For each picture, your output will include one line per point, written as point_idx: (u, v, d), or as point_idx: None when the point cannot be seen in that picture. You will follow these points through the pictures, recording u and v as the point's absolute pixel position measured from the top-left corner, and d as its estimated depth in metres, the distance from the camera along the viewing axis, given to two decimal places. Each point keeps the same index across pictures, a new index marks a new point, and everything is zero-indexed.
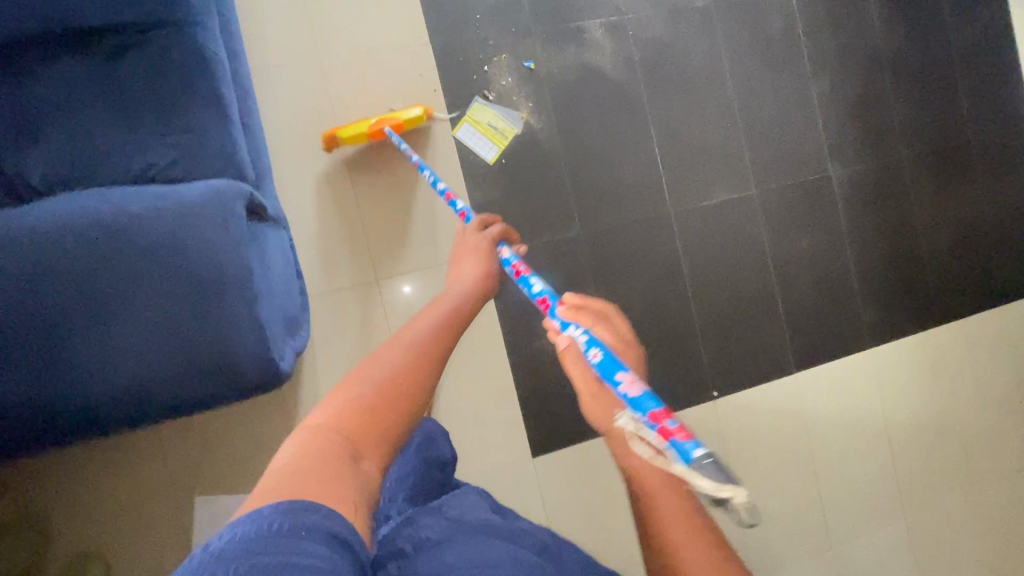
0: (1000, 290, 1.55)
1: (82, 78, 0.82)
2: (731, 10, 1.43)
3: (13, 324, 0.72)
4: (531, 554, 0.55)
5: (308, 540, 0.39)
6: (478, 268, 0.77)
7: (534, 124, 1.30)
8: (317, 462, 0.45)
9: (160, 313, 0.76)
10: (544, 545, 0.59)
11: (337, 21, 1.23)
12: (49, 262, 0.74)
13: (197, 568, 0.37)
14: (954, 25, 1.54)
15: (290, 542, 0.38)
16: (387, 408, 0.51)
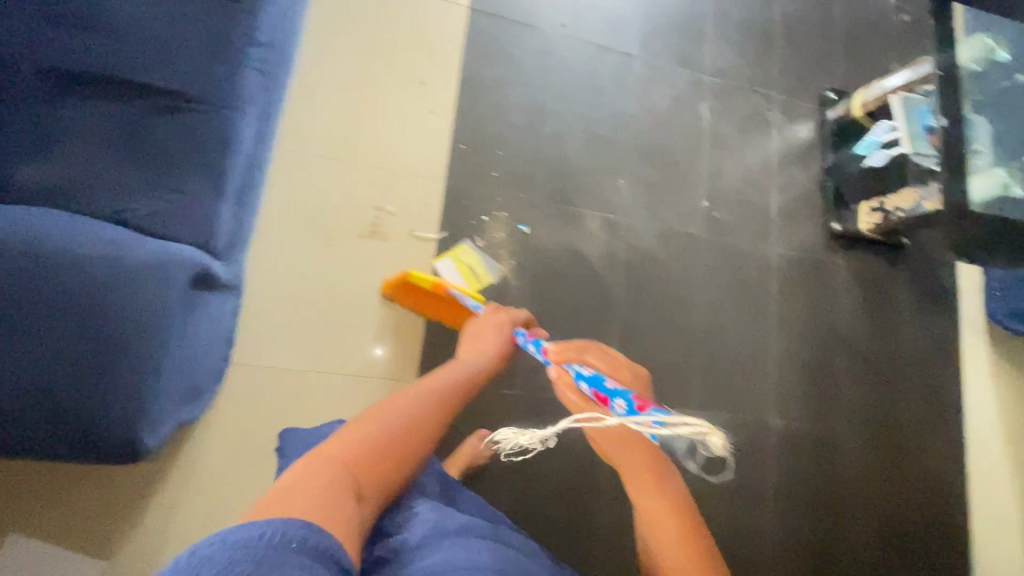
0: None
1: (111, 119, 0.89)
2: (717, 245, 1.58)
3: None
4: (498, 547, 0.77)
5: (294, 554, 0.52)
6: (493, 345, 1.05)
7: (512, 280, 1.37)
8: (327, 477, 0.63)
9: (46, 357, 0.73)
10: (506, 539, 0.82)
11: (372, 136, 1.35)
12: None
13: (184, 568, 0.48)
14: (904, 326, 1.71)
15: (277, 552, 0.51)
16: (392, 445, 0.72)
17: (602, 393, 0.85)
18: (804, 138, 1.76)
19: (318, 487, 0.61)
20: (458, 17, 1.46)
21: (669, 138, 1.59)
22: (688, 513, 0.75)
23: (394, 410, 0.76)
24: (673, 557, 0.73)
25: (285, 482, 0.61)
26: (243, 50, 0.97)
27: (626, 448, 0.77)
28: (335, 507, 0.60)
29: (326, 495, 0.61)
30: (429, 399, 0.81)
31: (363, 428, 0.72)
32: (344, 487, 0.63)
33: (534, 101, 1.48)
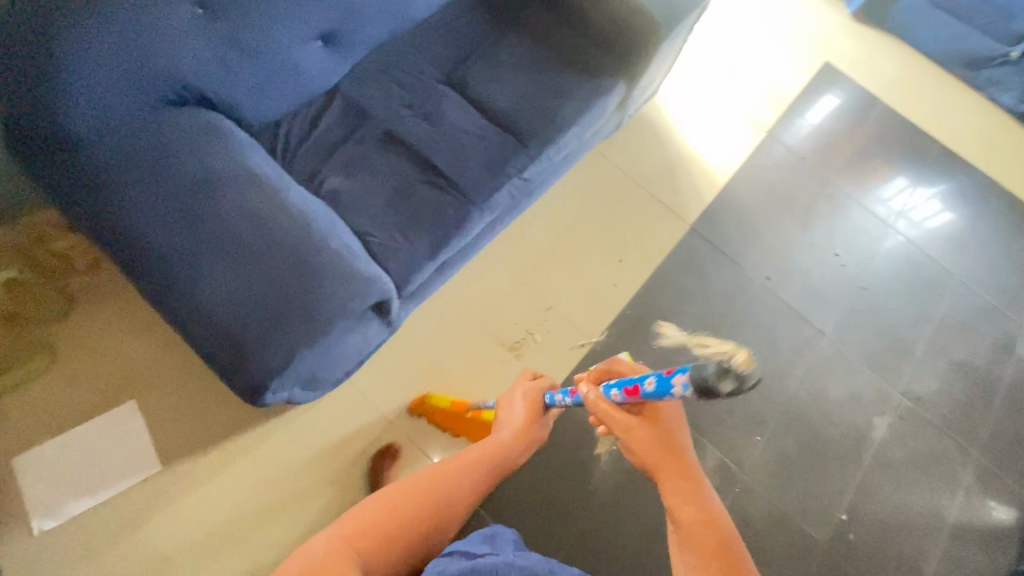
0: None
1: (402, 174, 1.19)
2: (838, 568, 1.35)
3: (205, 217, 0.94)
4: None
5: None
6: (516, 417, 1.04)
7: (603, 461, 1.35)
8: (312, 558, 0.73)
9: (257, 295, 0.91)
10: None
11: (559, 277, 1.53)
12: (259, 214, 0.97)
13: None
14: None
15: None
16: (377, 532, 0.78)
17: (633, 386, 0.78)
18: (997, 518, 1.47)
19: (320, 570, 0.70)
20: (678, 229, 1.66)
21: (829, 427, 1.48)
22: (721, 523, 0.71)
23: (384, 498, 0.84)
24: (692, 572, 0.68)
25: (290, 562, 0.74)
26: (510, 176, 1.25)
27: (666, 456, 0.77)
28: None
29: (326, 573, 0.70)
30: (423, 488, 0.86)
31: (372, 505, 0.82)
32: (338, 562, 0.73)
33: (708, 322, 1.54)
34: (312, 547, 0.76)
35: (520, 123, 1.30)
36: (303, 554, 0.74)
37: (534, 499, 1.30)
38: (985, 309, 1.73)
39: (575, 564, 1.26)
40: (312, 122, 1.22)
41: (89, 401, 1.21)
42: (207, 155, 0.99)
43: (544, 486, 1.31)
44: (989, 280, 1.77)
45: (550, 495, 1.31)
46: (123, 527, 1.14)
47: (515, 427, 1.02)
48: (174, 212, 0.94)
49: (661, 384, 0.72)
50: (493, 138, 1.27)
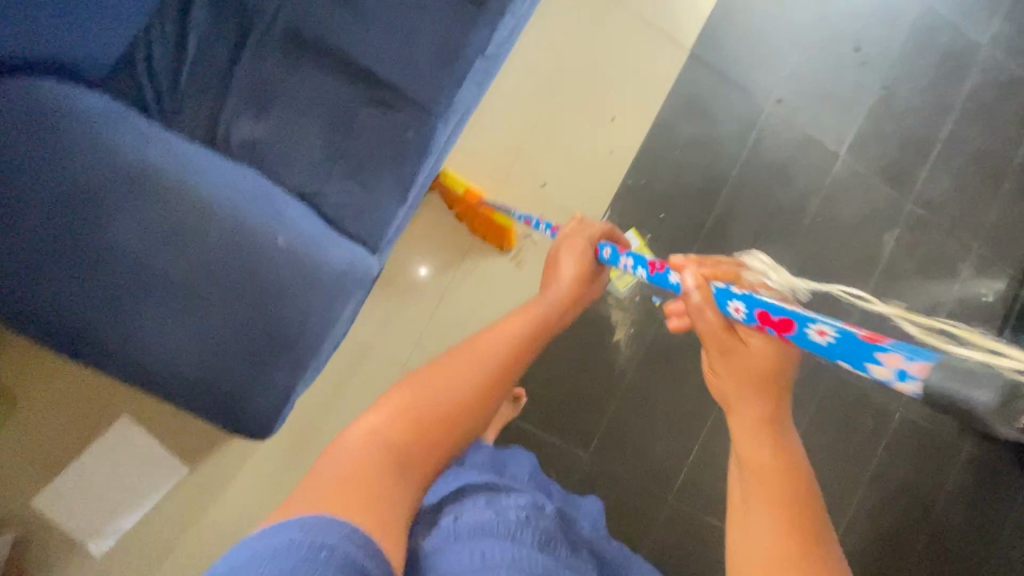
0: None
1: (329, 99, 0.90)
2: (843, 383, 1.47)
3: (117, 258, 0.74)
4: (552, 550, 0.66)
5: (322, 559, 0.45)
6: (570, 272, 0.83)
7: (623, 346, 1.35)
8: (356, 479, 0.53)
9: (227, 335, 0.78)
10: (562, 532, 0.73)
11: (544, 157, 1.30)
12: (184, 232, 0.76)
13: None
14: (1007, 534, 1.55)
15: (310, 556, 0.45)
16: (430, 433, 0.61)
17: (778, 318, 0.47)
18: (987, 303, 1.56)
19: (376, 481, 0.54)
20: (675, 58, 1.35)
21: (841, 257, 1.45)
22: (807, 481, 0.53)
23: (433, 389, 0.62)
24: (766, 522, 0.52)
25: (320, 474, 0.54)
26: (471, 59, 0.93)
27: (751, 389, 0.52)
28: (382, 515, 0.52)
29: (384, 486, 0.54)
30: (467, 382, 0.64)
31: (425, 375, 0.64)
32: (386, 471, 0.55)
33: (715, 171, 1.38)
34: (353, 446, 0.57)
35: None
36: (352, 447, 0.56)
37: (561, 397, 1.33)
38: (1010, 79, 1.55)
39: (611, 443, 1.35)
40: (182, 48, 0.87)
41: (76, 430, 1.11)
42: (68, 162, 0.73)
43: (569, 382, 1.33)
44: (1020, 40, 1.55)
45: (577, 389, 1.34)
46: (179, 528, 1.15)
47: (568, 284, 0.81)
48: (71, 263, 0.73)
49: (845, 349, 0.41)
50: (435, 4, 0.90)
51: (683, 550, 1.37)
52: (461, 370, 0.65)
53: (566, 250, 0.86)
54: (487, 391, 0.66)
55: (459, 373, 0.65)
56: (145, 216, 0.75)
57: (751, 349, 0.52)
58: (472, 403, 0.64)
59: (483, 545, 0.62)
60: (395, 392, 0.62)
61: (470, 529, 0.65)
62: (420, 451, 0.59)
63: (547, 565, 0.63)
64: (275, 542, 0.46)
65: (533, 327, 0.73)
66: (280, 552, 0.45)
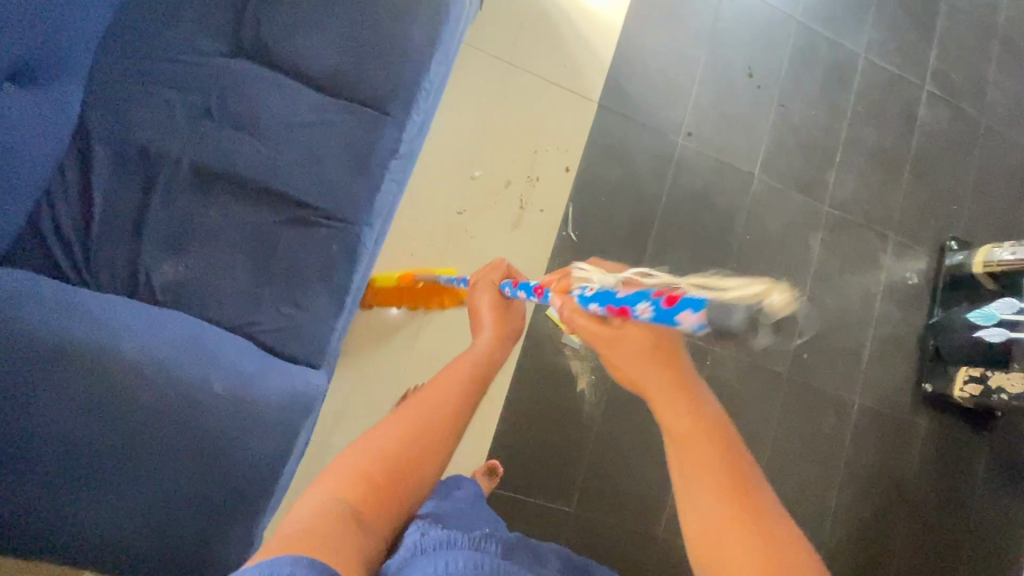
0: None
1: (249, 226, 0.90)
2: (800, 386, 1.53)
3: (46, 445, 0.71)
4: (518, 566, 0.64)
5: None
6: (490, 313, 0.89)
7: (587, 394, 1.37)
8: (324, 522, 0.54)
9: (175, 498, 0.76)
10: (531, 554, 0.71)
11: (477, 226, 1.33)
12: (113, 402, 0.74)
13: None
14: (976, 499, 1.63)
15: None
16: (384, 480, 0.62)
17: (619, 308, 0.57)
18: (913, 285, 1.66)
19: (333, 529, 0.54)
20: (586, 112, 1.42)
21: (774, 268, 1.52)
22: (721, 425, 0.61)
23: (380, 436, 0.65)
24: (708, 483, 0.58)
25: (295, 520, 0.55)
26: (384, 164, 0.96)
27: (646, 365, 0.59)
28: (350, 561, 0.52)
29: (341, 531, 0.54)
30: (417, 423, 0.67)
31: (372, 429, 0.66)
32: (343, 514, 0.56)
33: (642, 210, 1.44)
34: (309, 501, 0.57)
35: (363, 79, 0.95)
36: (310, 499, 0.58)
37: (536, 457, 1.34)
38: (890, 79, 1.68)
39: (593, 492, 1.36)
40: (88, 203, 0.86)
41: None
42: None
43: (542, 440, 1.34)
44: (891, 43, 1.69)
45: (550, 445, 1.35)
46: None
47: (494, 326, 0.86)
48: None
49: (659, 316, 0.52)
50: (340, 120, 0.94)
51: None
52: (413, 412, 0.68)
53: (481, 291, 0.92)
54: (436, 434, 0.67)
55: (407, 421, 0.67)
56: (69, 392, 0.73)
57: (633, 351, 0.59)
58: (429, 450, 0.66)
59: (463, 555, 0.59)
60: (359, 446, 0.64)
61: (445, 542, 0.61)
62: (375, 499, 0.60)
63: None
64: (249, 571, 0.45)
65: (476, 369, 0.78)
66: None
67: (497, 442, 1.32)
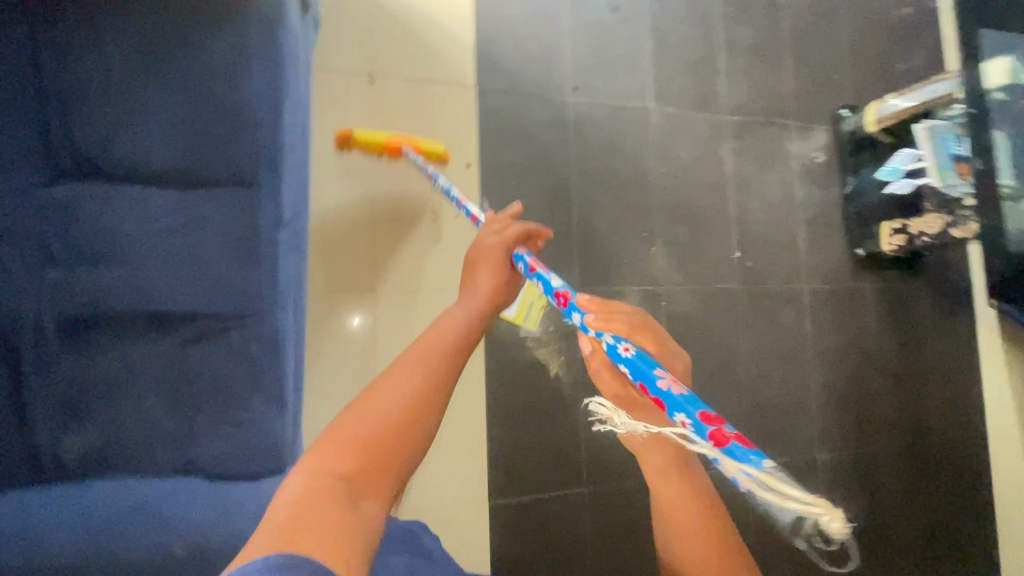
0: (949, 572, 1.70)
1: (148, 361, 0.80)
2: (755, 291, 1.56)
3: None
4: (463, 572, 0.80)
5: None
6: (489, 280, 0.88)
7: (563, 377, 1.36)
8: (318, 509, 0.51)
9: None
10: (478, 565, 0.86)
11: (398, 255, 1.27)
12: None
13: None
14: (930, 336, 1.76)
15: None
16: (382, 448, 0.58)
17: (654, 395, 0.65)
18: (823, 161, 1.72)
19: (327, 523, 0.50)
20: (466, 99, 1.34)
21: (696, 193, 1.53)
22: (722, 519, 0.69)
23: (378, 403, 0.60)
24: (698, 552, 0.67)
25: (289, 514, 0.51)
26: (272, 239, 0.87)
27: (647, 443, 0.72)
28: (346, 539, 0.50)
29: (337, 518, 0.51)
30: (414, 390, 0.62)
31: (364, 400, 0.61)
32: (339, 501, 0.52)
33: (555, 183, 1.40)
34: (298, 495, 0.53)
35: (216, 159, 0.85)
36: (298, 482, 0.54)
37: (536, 453, 1.33)
38: None
39: (600, 463, 1.37)
40: None
41: None
42: None
43: (537, 436, 1.33)
44: None
45: (546, 438, 1.33)
46: None
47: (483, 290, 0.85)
48: None
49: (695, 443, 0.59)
50: (206, 210, 0.84)
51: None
52: (401, 374, 0.64)
53: (481, 263, 0.91)
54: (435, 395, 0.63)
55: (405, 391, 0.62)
56: None
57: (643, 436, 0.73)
58: (423, 407, 0.61)
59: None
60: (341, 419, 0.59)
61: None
62: (369, 470, 0.56)
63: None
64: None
65: (459, 326, 0.74)
66: None
67: (493, 454, 1.30)
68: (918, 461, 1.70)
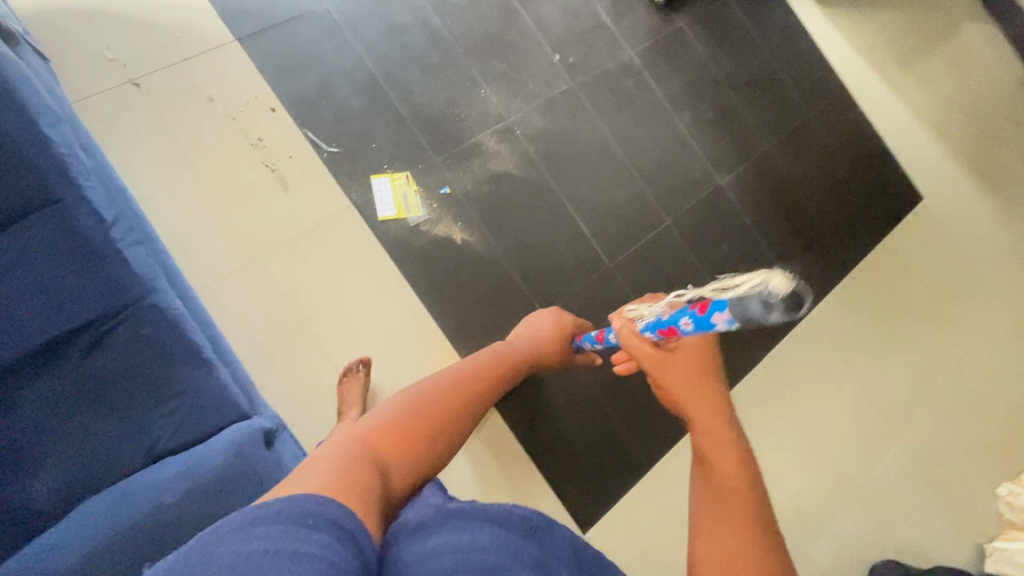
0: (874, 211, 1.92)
1: (61, 388, 0.83)
2: (589, 80, 1.63)
3: None
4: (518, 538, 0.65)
5: (311, 532, 0.49)
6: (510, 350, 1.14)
7: (471, 239, 1.42)
8: (349, 457, 0.63)
9: None
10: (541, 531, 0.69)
11: (260, 219, 1.28)
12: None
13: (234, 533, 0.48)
14: (759, 35, 1.86)
15: (302, 530, 0.49)
16: (407, 440, 0.74)
17: (669, 328, 0.77)
18: None
19: (362, 473, 0.63)
20: (232, 55, 1.33)
21: (491, 23, 1.55)
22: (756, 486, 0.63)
23: (413, 410, 0.79)
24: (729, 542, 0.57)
25: (321, 460, 0.63)
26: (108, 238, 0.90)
27: (699, 386, 0.74)
28: (356, 477, 0.60)
29: (361, 469, 0.62)
30: (441, 412, 0.82)
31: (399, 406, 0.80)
32: (366, 462, 0.65)
33: (361, 82, 1.41)
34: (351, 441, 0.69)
35: (7, 191, 0.85)
36: (338, 439, 0.69)
37: (487, 311, 1.40)
38: None
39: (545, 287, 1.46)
40: None
41: None
42: None
43: (480, 297, 1.40)
44: None
45: (487, 292, 1.40)
46: None
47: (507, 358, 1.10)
48: None
49: (699, 325, 0.71)
50: (28, 239, 0.85)
51: (651, 275, 1.57)
52: (430, 399, 0.83)
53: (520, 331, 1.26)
54: (454, 418, 0.83)
55: (435, 407, 0.82)
56: None
57: (698, 397, 0.73)
58: (444, 430, 0.80)
59: (445, 534, 0.63)
60: (400, 402, 0.79)
61: (429, 516, 0.67)
62: (397, 456, 0.72)
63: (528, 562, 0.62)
64: (275, 511, 0.50)
65: (478, 387, 0.93)
66: (272, 519, 0.49)
67: (452, 333, 1.36)
68: (803, 142, 1.87)
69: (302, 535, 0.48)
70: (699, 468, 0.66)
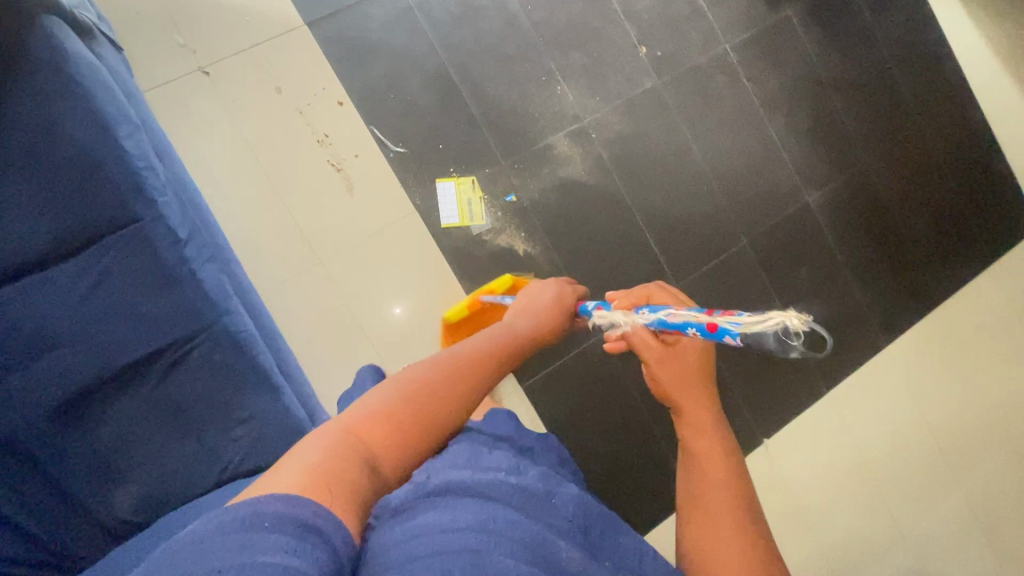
0: (977, 239, 1.72)
1: (142, 408, 0.86)
2: (678, 77, 1.48)
3: None
4: (511, 508, 0.58)
5: (265, 533, 0.43)
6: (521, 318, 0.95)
7: (534, 251, 1.36)
8: (338, 463, 0.54)
9: None
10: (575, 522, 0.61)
11: (322, 220, 1.26)
12: None
13: (185, 543, 0.43)
14: (877, 29, 1.63)
15: (250, 534, 0.43)
16: (407, 429, 0.63)
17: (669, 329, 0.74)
18: None
19: (346, 473, 0.53)
20: (302, 41, 1.27)
21: (573, 9, 1.41)
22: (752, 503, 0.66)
23: (414, 384, 0.66)
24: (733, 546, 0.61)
25: (306, 462, 0.53)
26: (182, 260, 0.90)
27: (699, 394, 0.76)
28: (343, 485, 0.52)
29: (350, 479, 0.53)
30: (443, 389, 0.68)
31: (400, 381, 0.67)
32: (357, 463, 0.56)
33: (431, 73, 1.33)
34: (341, 427, 0.59)
35: (91, 212, 0.85)
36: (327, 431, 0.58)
37: None
38: None
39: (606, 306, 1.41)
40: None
41: None
42: None
43: None
44: None
45: None
46: None
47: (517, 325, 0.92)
48: None
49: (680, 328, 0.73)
50: (110, 261, 0.86)
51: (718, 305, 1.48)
52: (433, 372, 0.69)
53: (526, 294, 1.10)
54: (462, 400, 0.70)
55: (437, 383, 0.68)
56: None
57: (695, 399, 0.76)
58: (446, 414, 0.67)
59: (436, 515, 0.53)
60: (393, 385, 0.66)
61: (412, 495, 0.56)
62: (393, 442, 0.61)
63: (523, 541, 0.54)
64: (227, 517, 0.44)
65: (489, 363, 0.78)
66: (227, 525, 0.43)
67: None
68: (908, 154, 1.66)
69: (255, 542, 0.42)
70: (690, 469, 0.70)
